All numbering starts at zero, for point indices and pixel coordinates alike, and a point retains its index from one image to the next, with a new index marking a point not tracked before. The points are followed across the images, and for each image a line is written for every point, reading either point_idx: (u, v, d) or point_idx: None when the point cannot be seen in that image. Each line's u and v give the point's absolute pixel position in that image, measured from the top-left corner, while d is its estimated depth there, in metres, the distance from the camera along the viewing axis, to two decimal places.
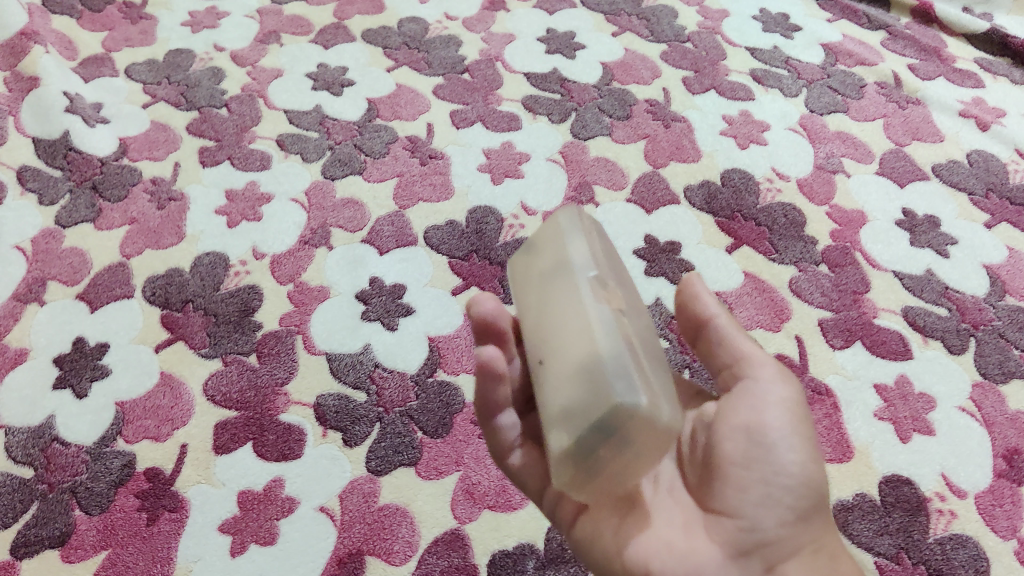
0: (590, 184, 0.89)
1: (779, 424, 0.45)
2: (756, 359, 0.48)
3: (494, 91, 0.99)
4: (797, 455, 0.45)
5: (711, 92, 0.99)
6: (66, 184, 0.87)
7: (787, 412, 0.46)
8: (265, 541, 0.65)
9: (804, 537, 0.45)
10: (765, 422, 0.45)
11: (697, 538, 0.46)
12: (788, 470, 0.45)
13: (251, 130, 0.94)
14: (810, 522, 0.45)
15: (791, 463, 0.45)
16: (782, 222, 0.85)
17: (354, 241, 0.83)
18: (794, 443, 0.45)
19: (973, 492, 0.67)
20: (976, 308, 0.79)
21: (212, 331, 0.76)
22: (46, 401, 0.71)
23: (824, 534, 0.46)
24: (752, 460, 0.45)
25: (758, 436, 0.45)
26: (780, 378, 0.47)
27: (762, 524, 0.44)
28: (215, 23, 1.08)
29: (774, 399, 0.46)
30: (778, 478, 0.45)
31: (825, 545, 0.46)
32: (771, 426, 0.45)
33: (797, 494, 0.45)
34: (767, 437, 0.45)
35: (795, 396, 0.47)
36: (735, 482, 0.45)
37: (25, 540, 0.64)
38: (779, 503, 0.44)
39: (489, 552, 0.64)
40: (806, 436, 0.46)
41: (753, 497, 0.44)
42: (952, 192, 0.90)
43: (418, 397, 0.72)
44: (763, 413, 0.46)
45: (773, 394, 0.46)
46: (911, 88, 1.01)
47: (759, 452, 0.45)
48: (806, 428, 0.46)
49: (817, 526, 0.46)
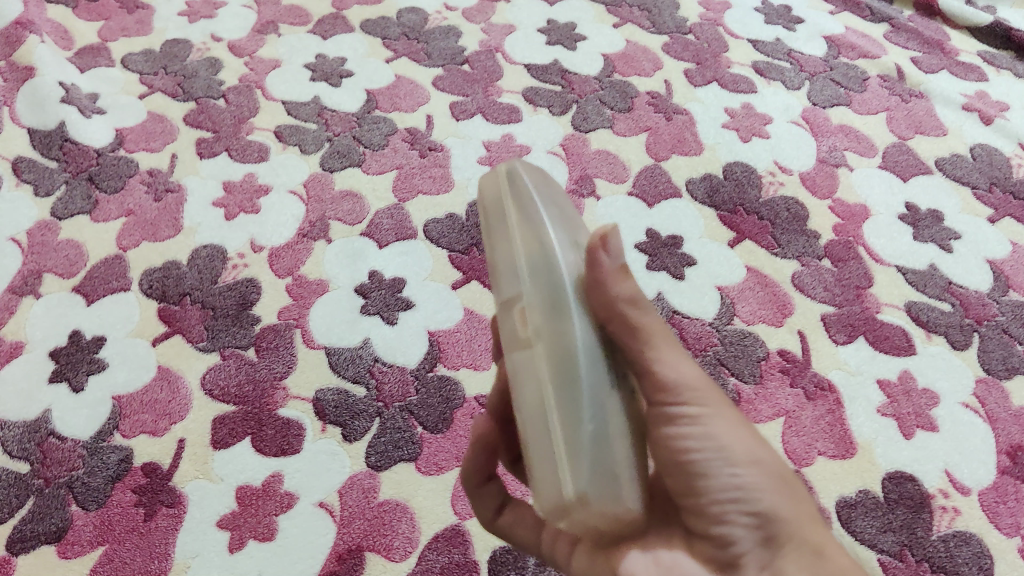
0: (591, 177, 0.88)
1: (700, 445, 0.44)
2: (663, 381, 0.44)
3: (495, 83, 0.98)
4: (733, 464, 0.44)
5: (713, 84, 0.98)
6: (62, 176, 0.86)
7: (706, 426, 0.44)
8: (263, 537, 0.64)
9: (783, 538, 0.43)
10: (688, 447, 0.44)
11: (682, 557, 0.46)
12: (733, 483, 0.44)
13: (250, 121, 0.93)
14: (781, 519, 0.43)
15: (731, 476, 0.44)
16: (785, 216, 0.85)
17: (353, 234, 0.82)
18: (726, 454, 0.44)
19: (977, 488, 0.66)
20: (979, 304, 0.78)
21: (210, 324, 0.75)
22: (42, 394, 0.71)
23: (802, 527, 0.43)
24: (696, 486, 0.45)
25: (687, 463, 0.45)
26: (686, 381, 0.44)
27: (733, 538, 0.44)
28: (213, 13, 1.06)
29: (687, 420, 0.44)
30: (726, 495, 0.44)
31: (810, 537, 0.43)
32: (693, 451, 0.44)
33: (755, 501, 0.43)
34: (698, 461, 0.44)
35: (708, 398, 0.45)
36: (693, 504, 0.45)
37: (21, 535, 0.63)
38: (738, 516, 0.44)
39: (490, 548, 0.64)
40: (741, 437, 0.45)
41: (711, 515, 0.44)
42: (956, 186, 0.89)
43: (418, 391, 0.72)
44: (682, 435, 0.45)
45: (686, 414, 0.44)
46: (914, 81, 1.00)
47: (695, 477, 0.45)
48: (735, 430, 0.45)
49: (792, 523, 0.43)
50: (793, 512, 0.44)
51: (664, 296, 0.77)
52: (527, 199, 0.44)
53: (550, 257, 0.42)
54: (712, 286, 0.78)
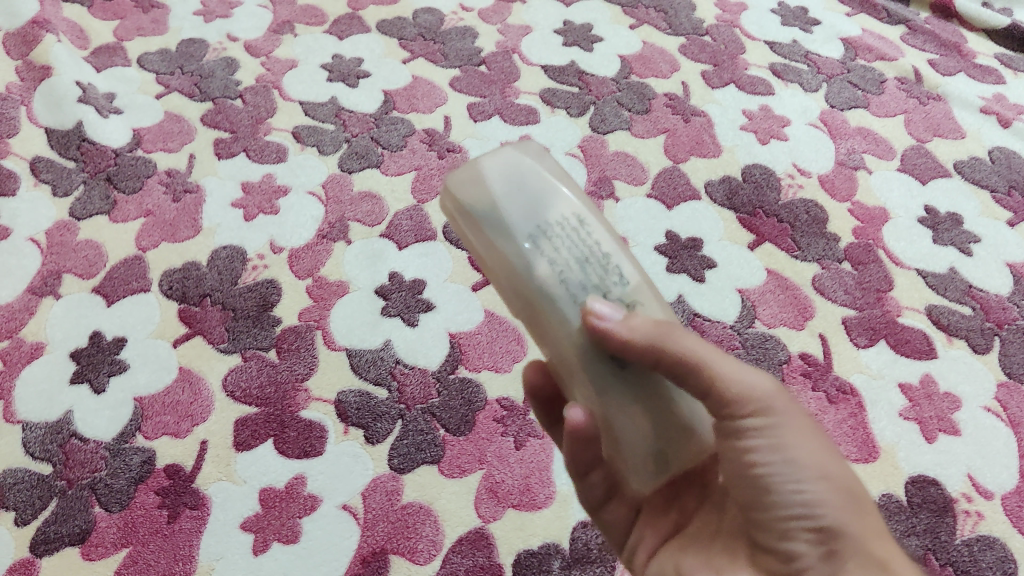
0: (610, 179, 0.88)
1: (770, 458, 0.42)
2: (727, 393, 0.42)
3: (512, 84, 0.97)
4: (797, 480, 0.42)
5: (731, 86, 0.98)
6: (79, 176, 0.86)
7: (778, 437, 0.42)
8: (287, 540, 0.64)
9: (848, 551, 0.42)
10: (756, 459, 0.43)
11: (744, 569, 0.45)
12: (796, 499, 0.42)
13: (267, 122, 0.92)
14: (846, 534, 0.42)
15: (797, 492, 0.42)
16: (804, 219, 0.84)
17: (372, 235, 0.82)
18: (793, 466, 0.42)
19: (1000, 493, 0.66)
20: (1000, 307, 0.78)
21: (231, 325, 0.75)
22: (63, 395, 0.71)
23: (867, 543, 0.42)
24: (764, 499, 0.43)
25: (753, 476, 0.43)
26: (754, 391, 0.42)
27: (798, 552, 0.42)
28: (228, 12, 1.06)
29: (755, 432, 0.42)
30: (793, 510, 0.42)
31: (872, 552, 0.42)
32: (762, 464, 0.43)
33: (823, 514, 0.42)
34: (763, 474, 0.43)
35: (775, 410, 0.43)
36: (759, 517, 0.44)
37: (45, 537, 0.63)
38: (806, 529, 0.42)
39: (514, 551, 0.64)
40: (804, 452, 0.43)
41: (776, 530, 0.43)
42: (975, 190, 0.89)
43: (440, 394, 0.72)
44: (749, 450, 0.43)
45: (753, 427, 0.42)
46: (932, 83, 1.00)
47: (760, 492, 0.43)
48: (804, 440, 0.43)
49: (858, 536, 0.42)
50: (858, 529, 0.42)
51: (685, 299, 0.77)
52: (467, 216, 0.42)
53: (507, 275, 0.42)
54: (733, 289, 0.78)
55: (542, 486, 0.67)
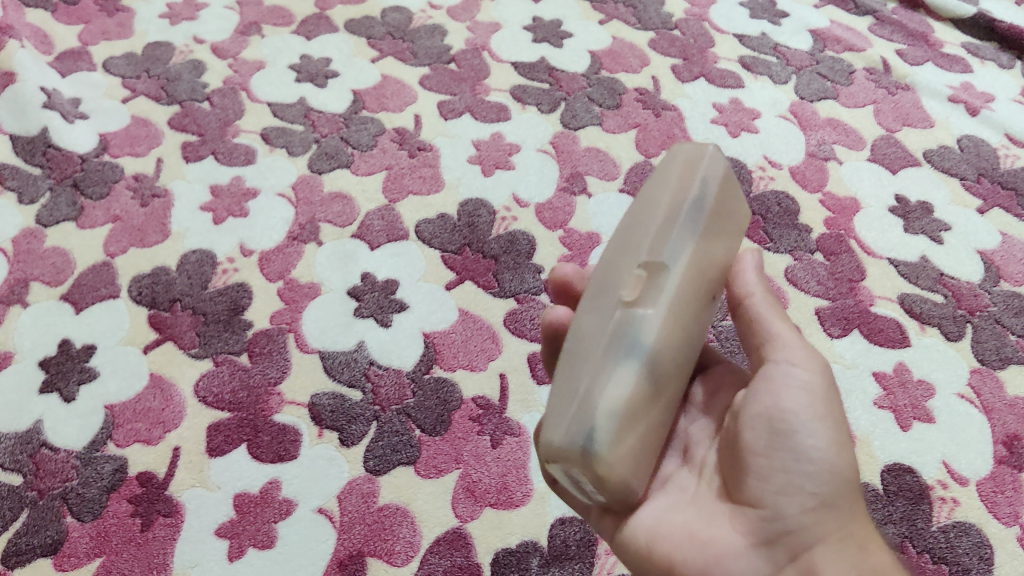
0: (582, 175, 0.88)
1: (799, 409, 0.46)
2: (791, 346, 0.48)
3: (482, 81, 0.97)
4: (817, 438, 0.45)
5: (700, 80, 0.98)
6: (45, 182, 0.85)
7: (809, 396, 0.46)
8: (263, 545, 0.64)
9: (831, 524, 0.45)
10: (782, 407, 0.46)
11: (721, 529, 0.47)
12: (810, 456, 0.45)
13: (235, 124, 0.92)
14: (836, 508, 0.45)
15: (812, 449, 0.45)
16: (776, 211, 0.85)
17: (343, 236, 0.82)
18: (815, 428, 0.46)
19: (974, 479, 0.67)
20: (971, 294, 0.79)
21: (201, 330, 0.74)
22: (32, 405, 0.69)
23: (854, 520, 0.45)
24: (772, 447, 0.46)
25: (776, 424, 0.46)
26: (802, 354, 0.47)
27: (786, 511, 0.45)
28: (194, 14, 1.05)
29: (795, 384, 0.46)
30: (798, 464, 0.45)
31: (855, 532, 0.45)
32: (788, 412, 0.46)
33: (821, 480, 0.45)
34: (785, 424, 0.46)
35: (819, 375, 0.47)
36: (757, 465, 0.46)
37: (16, 549, 0.62)
38: (802, 489, 0.45)
39: (492, 550, 0.64)
40: (830, 422, 0.46)
41: (776, 483, 0.45)
42: (945, 177, 0.90)
43: (415, 394, 0.71)
44: (782, 398, 0.46)
45: (796, 379, 0.47)
46: (900, 74, 1.01)
47: (779, 438, 0.46)
48: (832, 410, 0.47)
49: (845, 513, 0.45)
50: (848, 506, 0.46)
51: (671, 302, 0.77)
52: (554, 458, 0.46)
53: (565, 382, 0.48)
54: None
55: (519, 484, 0.67)
